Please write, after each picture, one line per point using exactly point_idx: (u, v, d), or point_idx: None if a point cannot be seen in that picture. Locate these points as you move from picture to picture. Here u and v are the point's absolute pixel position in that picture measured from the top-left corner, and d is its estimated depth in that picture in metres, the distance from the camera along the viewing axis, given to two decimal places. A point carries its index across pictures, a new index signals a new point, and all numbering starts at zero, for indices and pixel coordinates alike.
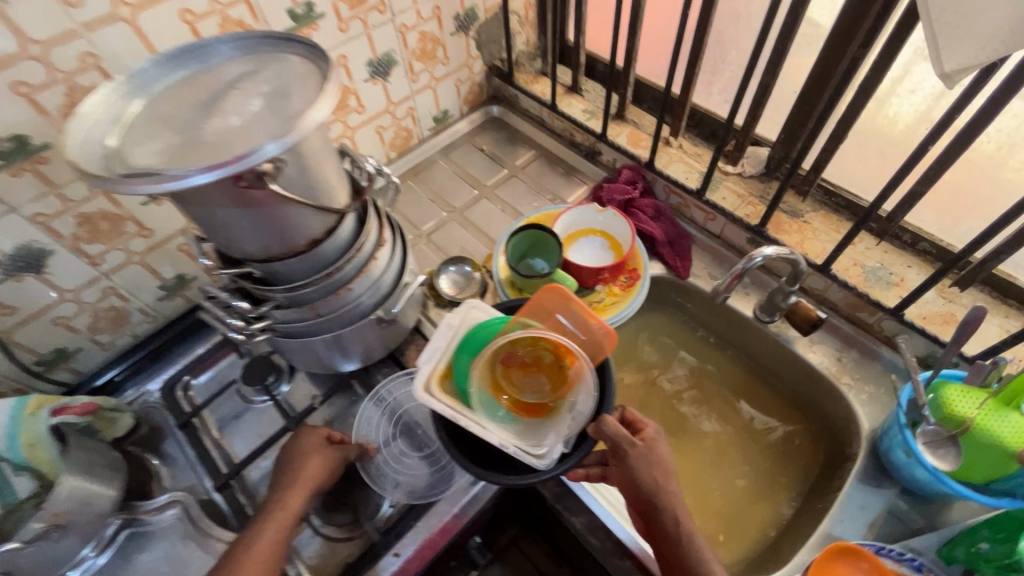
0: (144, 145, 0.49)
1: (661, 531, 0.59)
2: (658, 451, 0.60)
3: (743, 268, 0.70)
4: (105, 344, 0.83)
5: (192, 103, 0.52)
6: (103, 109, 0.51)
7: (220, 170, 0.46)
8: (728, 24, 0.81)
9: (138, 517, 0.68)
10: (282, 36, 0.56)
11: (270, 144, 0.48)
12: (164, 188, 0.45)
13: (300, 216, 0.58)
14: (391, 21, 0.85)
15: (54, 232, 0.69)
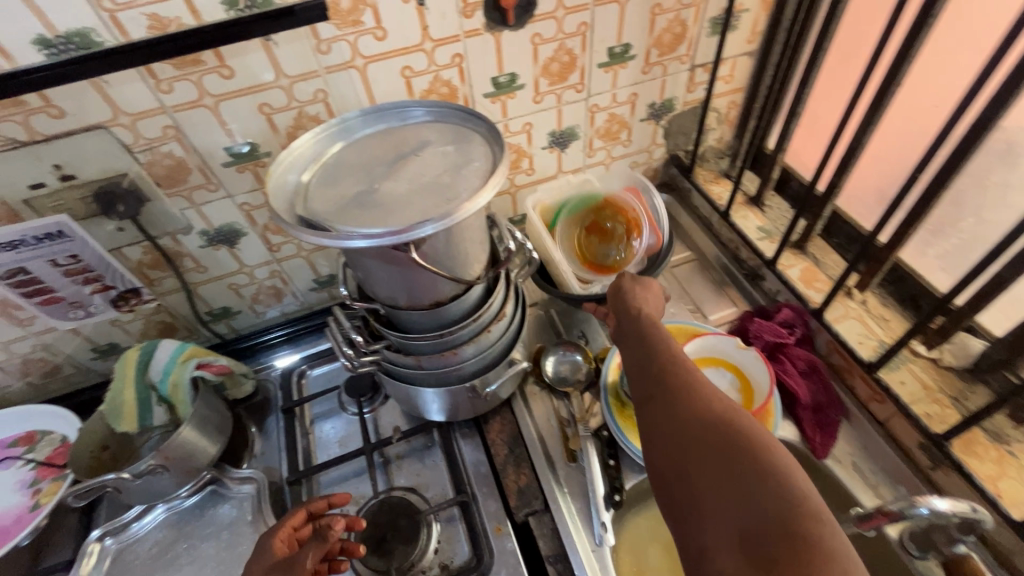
0: (323, 193, 0.54)
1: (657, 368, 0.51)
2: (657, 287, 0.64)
3: (899, 511, 0.54)
4: (259, 313, 0.96)
5: (374, 159, 0.57)
6: (303, 149, 0.58)
7: (383, 238, 0.49)
8: (973, 191, 0.67)
9: (223, 479, 0.77)
10: (471, 113, 0.59)
11: (431, 223, 0.49)
12: (334, 246, 0.49)
13: (432, 279, 0.60)
14: (585, 101, 0.86)
15: (252, 219, 0.81)
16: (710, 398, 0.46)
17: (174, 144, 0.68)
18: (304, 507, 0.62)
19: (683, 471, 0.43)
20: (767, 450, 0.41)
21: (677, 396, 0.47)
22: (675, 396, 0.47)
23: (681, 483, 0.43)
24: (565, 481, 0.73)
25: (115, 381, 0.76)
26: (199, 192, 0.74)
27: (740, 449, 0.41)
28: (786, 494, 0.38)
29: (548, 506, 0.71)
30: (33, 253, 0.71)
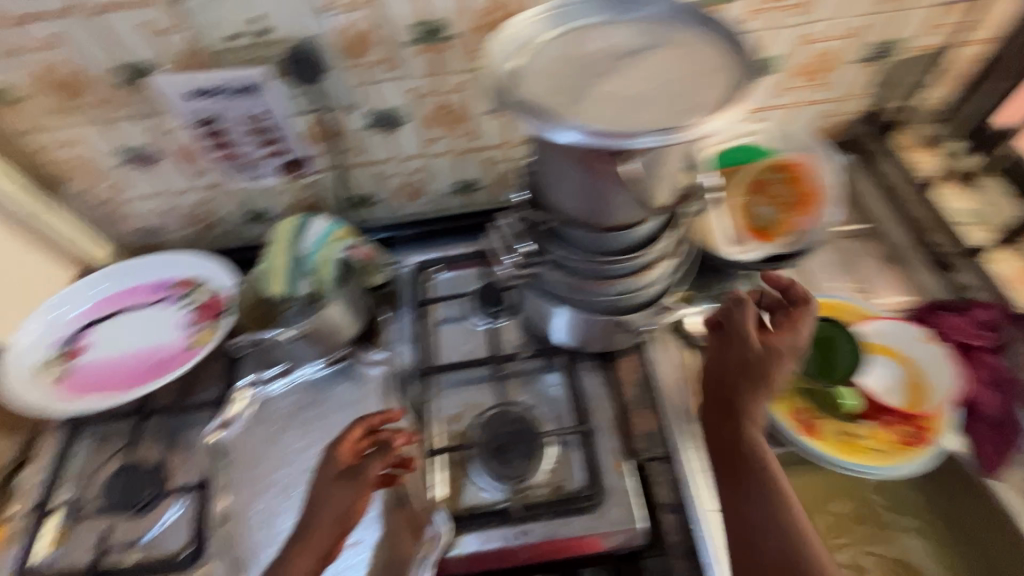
0: (540, 79, 0.50)
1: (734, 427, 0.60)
2: (774, 347, 0.61)
3: None
4: (395, 207, 0.96)
5: (597, 53, 0.51)
6: (522, 29, 0.53)
7: (591, 136, 0.44)
8: None
9: (357, 357, 0.81)
10: (714, 17, 0.51)
11: (651, 135, 0.44)
12: (539, 130, 0.46)
13: (623, 199, 0.55)
14: (800, 28, 0.74)
15: (416, 108, 0.78)
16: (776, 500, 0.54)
17: (365, 12, 0.65)
18: (364, 421, 0.67)
19: None
20: None
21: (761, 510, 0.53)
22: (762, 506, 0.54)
23: None
24: (694, 436, 0.70)
25: (268, 253, 0.80)
26: (376, 70, 0.72)
27: None
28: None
29: (673, 455, 0.69)
30: (227, 104, 0.72)
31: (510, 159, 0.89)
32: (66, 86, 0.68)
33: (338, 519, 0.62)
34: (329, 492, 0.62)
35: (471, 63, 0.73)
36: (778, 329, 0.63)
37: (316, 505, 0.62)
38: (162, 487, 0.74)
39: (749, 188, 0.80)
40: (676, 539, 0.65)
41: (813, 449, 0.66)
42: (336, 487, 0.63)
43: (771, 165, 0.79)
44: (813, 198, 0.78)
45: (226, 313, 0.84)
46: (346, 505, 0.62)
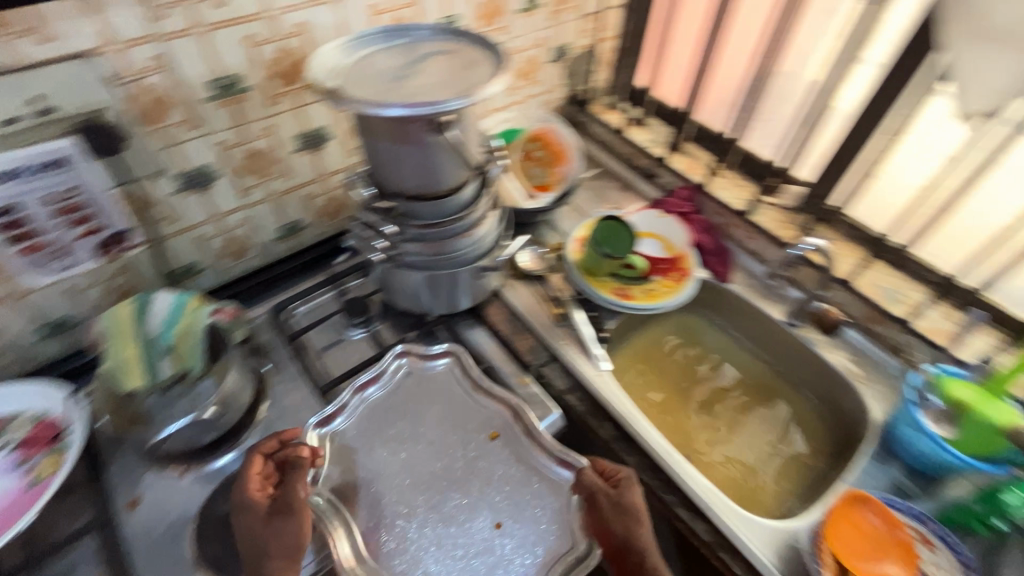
0: (361, 86, 0.64)
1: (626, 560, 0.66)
2: (634, 511, 0.67)
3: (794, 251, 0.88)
4: (223, 270, 0.95)
5: (394, 65, 0.68)
6: (330, 57, 0.67)
7: (415, 109, 0.61)
8: None
9: (417, 359, 0.82)
10: (461, 31, 0.73)
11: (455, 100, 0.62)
12: (373, 111, 0.61)
13: (449, 166, 0.72)
14: (508, 43, 1.04)
15: (225, 161, 0.83)
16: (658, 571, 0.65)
17: (159, 76, 0.70)
18: (256, 451, 0.67)
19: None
20: None
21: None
22: None
23: None
24: (561, 335, 0.91)
25: (109, 340, 0.70)
26: (177, 130, 0.75)
27: None
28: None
29: (554, 355, 0.88)
30: (26, 187, 0.67)
31: (326, 191, 0.98)
32: None
33: (290, 551, 0.62)
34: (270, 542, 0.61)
35: (271, 108, 0.81)
36: (625, 483, 0.69)
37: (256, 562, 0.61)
38: None
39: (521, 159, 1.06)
40: (582, 407, 0.84)
41: (632, 307, 0.92)
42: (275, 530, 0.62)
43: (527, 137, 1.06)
44: (561, 151, 1.07)
45: (69, 432, 0.72)
46: (292, 539, 0.62)
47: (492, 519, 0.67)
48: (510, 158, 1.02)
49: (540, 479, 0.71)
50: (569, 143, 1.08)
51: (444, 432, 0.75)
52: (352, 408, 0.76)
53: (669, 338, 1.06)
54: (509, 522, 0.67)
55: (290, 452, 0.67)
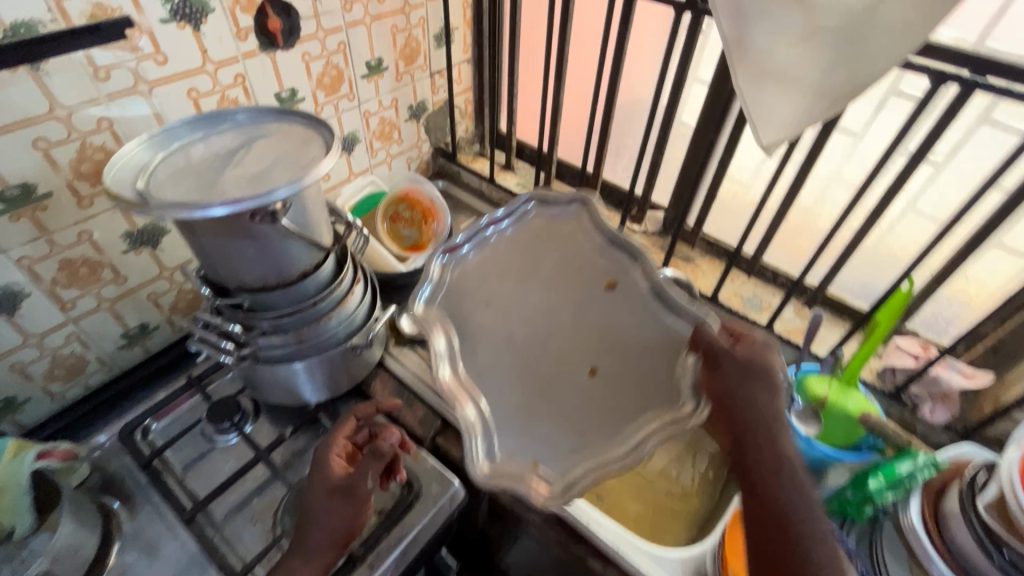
0: (172, 188, 0.59)
1: (758, 483, 0.59)
2: (757, 368, 0.64)
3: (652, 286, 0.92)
4: (55, 394, 0.83)
5: (210, 158, 0.63)
6: (131, 160, 0.61)
7: (243, 207, 0.56)
8: (625, 117, 1.07)
9: (495, 222, 0.83)
10: (284, 110, 0.70)
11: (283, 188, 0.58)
12: (191, 215, 0.55)
13: (293, 251, 0.68)
14: (358, 108, 1.02)
15: (34, 276, 0.72)
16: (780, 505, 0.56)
17: None
18: (352, 414, 0.74)
19: (775, 528, 0.55)
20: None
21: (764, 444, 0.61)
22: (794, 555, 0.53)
23: (780, 538, 0.55)
24: None
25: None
26: None
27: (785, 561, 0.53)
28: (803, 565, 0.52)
29: (448, 421, 0.85)
30: None
31: (174, 286, 0.90)
32: None
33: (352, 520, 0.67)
34: (340, 501, 0.66)
35: (83, 211, 0.73)
36: (744, 339, 0.66)
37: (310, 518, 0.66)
38: None
39: (389, 224, 1.02)
40: None
41: None
42: (345, 501, 0.67)
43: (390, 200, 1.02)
44: (428, 208, 1.04)
45: None
46: (347, 522, 0.66)
47: (585, 366, 0.72)
48: (376, 227, 0.98)
49: (636, 393, 0.69)
50: (436, 199, 1.05)
51: (529, 313, 0.77)
52: (458, 254, 0.81)
53: None
54: (601, 365, 0.72)
55: (384, 451, 0.70)
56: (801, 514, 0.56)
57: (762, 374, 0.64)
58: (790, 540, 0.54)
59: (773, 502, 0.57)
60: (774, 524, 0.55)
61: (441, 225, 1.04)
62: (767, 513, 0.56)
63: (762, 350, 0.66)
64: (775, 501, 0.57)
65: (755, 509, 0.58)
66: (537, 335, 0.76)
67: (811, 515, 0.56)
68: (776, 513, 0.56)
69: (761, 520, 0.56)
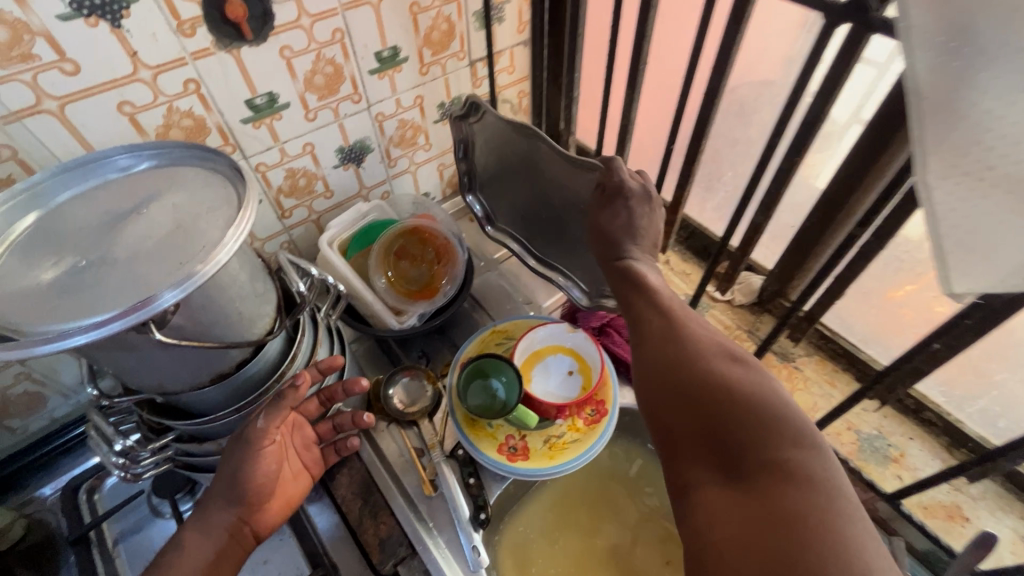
0: (10, 293, 0.42)
1: (647, 335, 0.50)
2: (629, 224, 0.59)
3: None
4: (16, 429, 0.75)
5: (71, 234, 0.45)
6: None
7: (102, 329, 0.38)
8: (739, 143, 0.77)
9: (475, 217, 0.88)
10: (183, 148, 0.51)
11: (166, 293, 0.40)
12: (31, 352, 0.38)
13: (202, 356, 0.51)
14: (367, 110, 0.80)
15: None
16: (687, 341, 0.47)
17: None
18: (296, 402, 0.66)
19: (665, 363, 0.47)
20: (722, 413, 0.42)
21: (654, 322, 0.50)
22: (688, 390, 0.44)
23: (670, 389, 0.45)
24: (429, 515, 0.69)
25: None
26: None
27: (700, 404, 0.43)
28: (821, 510, 0.35)
29: (414, 548, 0.67)
30: None
31: None
32: None
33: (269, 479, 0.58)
34: (219, 495, 0.56)
35: None
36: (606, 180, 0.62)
37: (228, 487, 0.56)
38: None
39: (391, 265, 0.82)
40: None
41: (522, 472, 0.70)
42: (222, 497, 0.56)
43: (394, 235, 0.82)
44: (442, 246, 0.83)
45: None
46: (266, 470, 0.58)
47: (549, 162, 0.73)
48: (370, 272, 0.80)
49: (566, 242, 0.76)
50: (451, 236, 0.84)
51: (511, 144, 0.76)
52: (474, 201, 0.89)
53: (611, 482, 0.79)
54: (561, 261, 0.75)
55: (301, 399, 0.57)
56: (671, 330, 0.49)
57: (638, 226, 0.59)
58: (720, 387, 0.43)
59: (671, 331, 0.49)
60: (669, 360, 0.47)
61: (456, 271, 0.82)
62: (678, 376, 0.45)
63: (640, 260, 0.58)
64: (652, 337, 0.49)
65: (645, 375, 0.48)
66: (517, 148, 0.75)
67: (788, 414, 0.40)
68: (682, 364, 0.45)
69: (687, 427, 0.43)
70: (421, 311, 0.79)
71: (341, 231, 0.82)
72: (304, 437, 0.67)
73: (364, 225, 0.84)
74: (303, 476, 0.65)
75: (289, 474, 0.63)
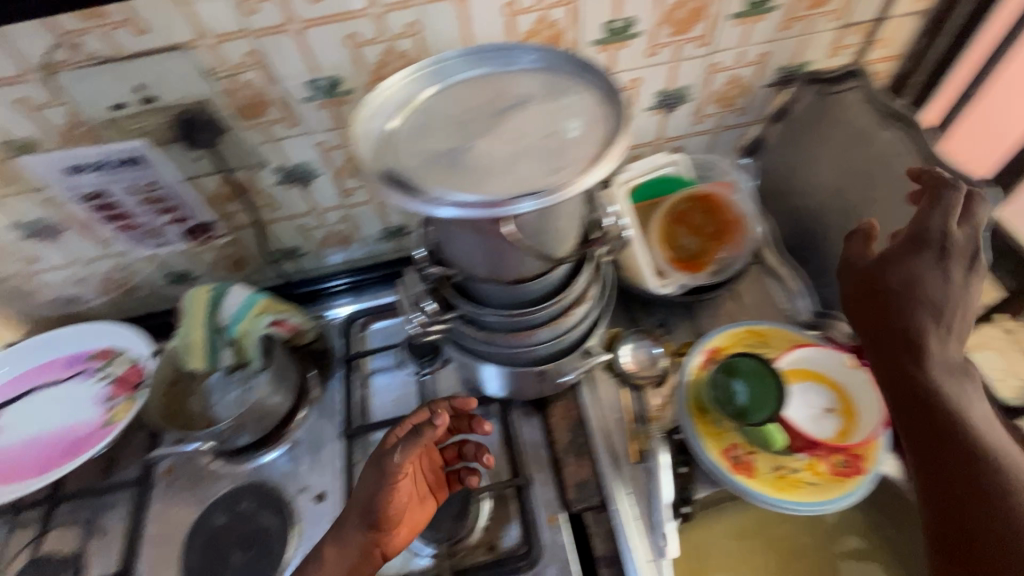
0: (410, 150, 0.48)
1: (952, 478, 0.50)
2: (942, 304, 0.57)
3: None
4: (326, 257, 0.93)
5: (463, 112, 0.50)
6: (384, 96, 0.51)
7: (469, 208, 0.42)
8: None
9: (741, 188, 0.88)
10: (569, 56, 0.51)
11: (528, 200, 0.42)
12: (414, 207, 0.43)
13: (516, 258, 0.54)
14: (707, 57, 0.74)
15: (327, 160, 0.76)
16: (997, 507, 0.47)
17: (255, 72, 0.63)
18: (425, 407, 0.63)
19: (952, 507, 0.49)
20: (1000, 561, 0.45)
21: (955, 462, 0.51)
22: (968, 535, 0.47)
23: (952, 522, 0.49)
24: (629, 480, 0.68)
25: (184, 318, 0.75)
26: (278, 127, 0.70)
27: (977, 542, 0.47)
28: None
29: (607, 503, 0.67)
30: (121, 176, 0.70)
31: None
32: None
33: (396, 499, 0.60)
34: (355, 513, 0.61)
35: None
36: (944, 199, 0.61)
37: (364, 506, 0.60)
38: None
39: (671, 226, 0.78)
40: None
41: (743, 488, 0.64)
42: (357, 516, 0.60)
43: (688, 198, 0.78)
44: (731, 225, 0.77)
45: (143, 385, 0.81)
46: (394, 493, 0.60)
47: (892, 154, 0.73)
48: (651, 224, 0.77)
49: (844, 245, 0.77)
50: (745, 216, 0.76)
51: (856, 134, 0.77)
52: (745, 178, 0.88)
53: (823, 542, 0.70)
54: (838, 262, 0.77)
55: (436, 436, 0.60)
56: (974, 458, 0.50)
57: (953, 302, 0.57)
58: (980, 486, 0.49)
59: (976, 479, 0.49)
60: (964, 515, 0.48)
61: (734, 256, 0.76)
62: (965, 521, 0.48)
63: (952, 375, 0.55)
64: (961, 483, 0.50)
65: (935, 507, 0.50)
66: (863, 138, 0.76)
67: None
68: (961, 511, 0.49)
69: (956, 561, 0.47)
70: (683, 283, 0.75)
71: (635, 174, 0.80)
72: (431, 464, 0.68)
73: (658, 175, 0.80)
74: (429, 500, 0.66)
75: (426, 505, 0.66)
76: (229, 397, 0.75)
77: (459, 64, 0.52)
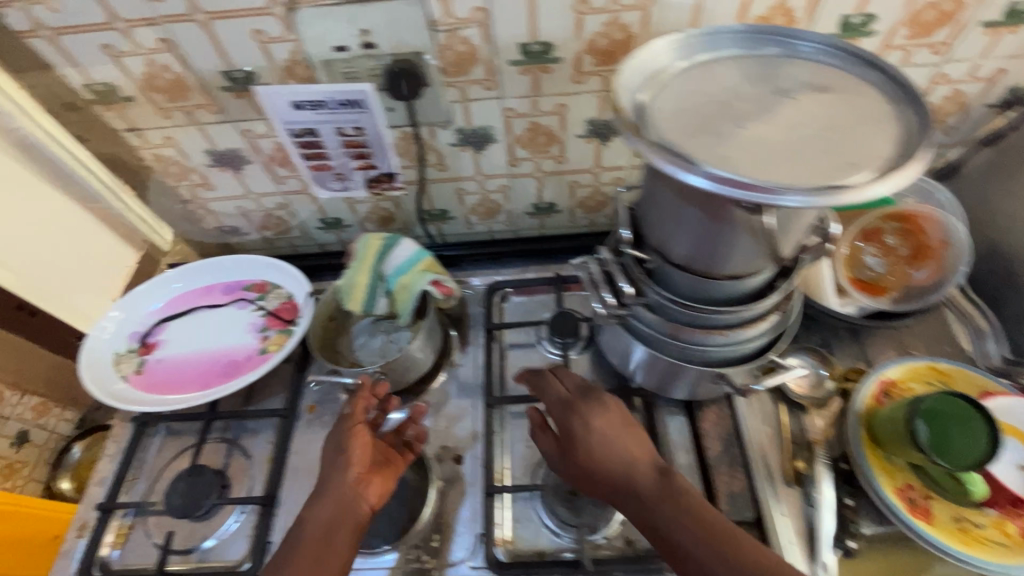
0: (675, 114, 0.46)
1: (653, 523, 0.55)
2: (638, 458, 0.58)
3: None
4: (470, 224, 0.94)
5: (737, 87, 0.48)
6: (653, 58, 0.50)
7: (725, 185, 0.40)
8: None
9: None
10: (863, 55, 0.48)
11: (795, 197, 0.39)
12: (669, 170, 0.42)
13: (742, 251, 0.51)
14: (937, 67, 0.68)
15: (507, 127, 0.76)
16: (710, 549, 0.52)
17: (474, 30, 0.63)
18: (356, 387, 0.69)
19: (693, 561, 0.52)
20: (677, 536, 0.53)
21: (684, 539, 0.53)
22: None
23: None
24: (785, 501, 0.64)
25: (355, 258, 0.77)
26: (475, 88, 0.70)
27: None
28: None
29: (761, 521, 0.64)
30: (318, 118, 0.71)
31: (594, 184, 0.86)
32: (172, 89, 0.69)
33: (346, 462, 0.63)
34: (323, 487, 0.62)
35: (573, 85, 0.69)
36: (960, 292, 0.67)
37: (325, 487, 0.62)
38: (225, 493, 0.74)
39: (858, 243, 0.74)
40: None
41: (918, 535, 0.59)
42: (327, 487, 0.62)
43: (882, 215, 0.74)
44: (930, 251, 0.71)
45: (297, 320, 0.84)
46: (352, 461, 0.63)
47: None
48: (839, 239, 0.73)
49: None
50: (951, 243, 0.70)
51: None
52: None
53: None
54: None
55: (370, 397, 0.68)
56: (642, 488, 0.57)
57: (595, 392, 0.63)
58: (710, 529, 0.53)
59: (674, 535, 0.54)
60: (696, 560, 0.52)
61: (928, 285, 0.71)
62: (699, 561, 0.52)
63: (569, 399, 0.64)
64: (686, 554, 0.53)
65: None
66: None
67: None
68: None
69: None
70: (864, 306, 0.71)
71: None
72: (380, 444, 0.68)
73: None
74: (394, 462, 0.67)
75: (391, 466, 0.66)
76: (378, 342, 0.80)
77: (735, 41, 0.51)
